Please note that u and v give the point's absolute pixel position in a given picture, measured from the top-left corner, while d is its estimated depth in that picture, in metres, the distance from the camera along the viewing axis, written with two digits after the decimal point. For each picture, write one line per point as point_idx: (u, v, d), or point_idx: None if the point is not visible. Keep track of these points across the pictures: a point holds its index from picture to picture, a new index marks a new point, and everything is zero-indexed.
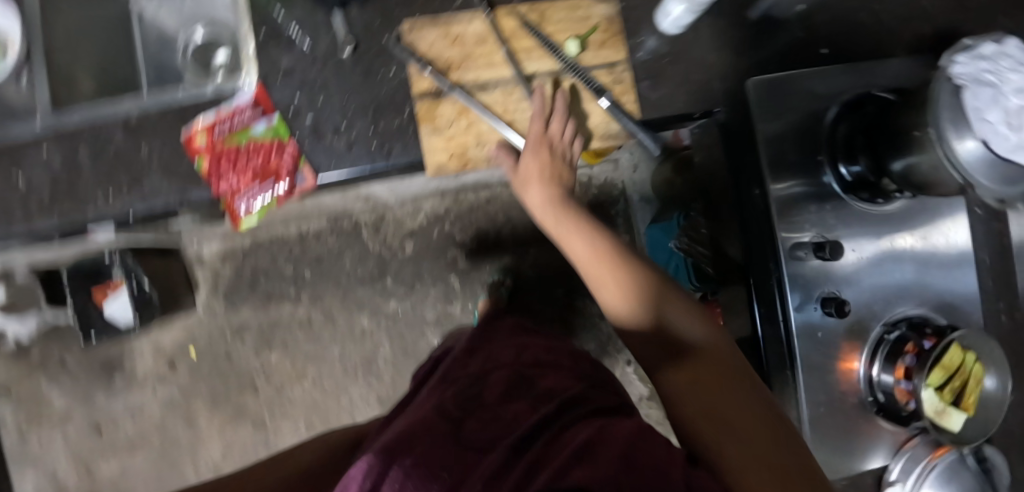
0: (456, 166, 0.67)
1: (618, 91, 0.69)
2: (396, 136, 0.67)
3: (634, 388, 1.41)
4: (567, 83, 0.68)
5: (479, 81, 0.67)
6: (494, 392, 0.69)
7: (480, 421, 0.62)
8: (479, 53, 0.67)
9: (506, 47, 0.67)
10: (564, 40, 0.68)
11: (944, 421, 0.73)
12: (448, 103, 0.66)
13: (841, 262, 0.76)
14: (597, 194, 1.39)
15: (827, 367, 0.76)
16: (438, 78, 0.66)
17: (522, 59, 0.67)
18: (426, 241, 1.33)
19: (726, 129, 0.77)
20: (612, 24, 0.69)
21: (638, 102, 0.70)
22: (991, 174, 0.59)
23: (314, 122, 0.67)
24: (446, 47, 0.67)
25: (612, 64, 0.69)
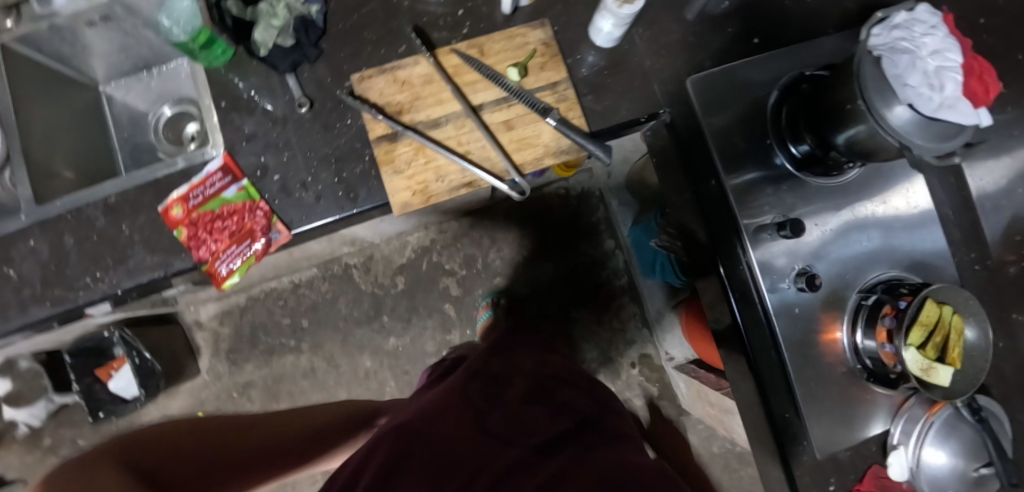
0: (420, 201, 0.70)
1: (565, 108, 0.72)
2: (361, 181, 0.70)
3: (642, 390, 1.42)
4: (515, 108, 0.72)
5: (432, 119, 0.71)
6: (516, 396, 0.83)
7: (503, 417, 0.77)
8: (427, 93, 0.71)
9: (451, 83, 0.70)
10: (505, 69, 0.72)
11: (935, 378, 0.73)
12: (404, 144, 0.70)
13: (806, 239, 0.78)
14: (576, 205, 1.42)
15: (810, 341, 0.78)
16: (392, 121, 0.69)
17: (468, 93, 0.71)
18: (416, 274, 1.36)
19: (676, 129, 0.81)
20: (549, 47, 0.73)
21: (585, 116, 0.73)
22: (924, 134, 0.62)
23: (281, 180, 0.70)
24: (396, 91, 0.71)
25: (554, 84, 0.73)
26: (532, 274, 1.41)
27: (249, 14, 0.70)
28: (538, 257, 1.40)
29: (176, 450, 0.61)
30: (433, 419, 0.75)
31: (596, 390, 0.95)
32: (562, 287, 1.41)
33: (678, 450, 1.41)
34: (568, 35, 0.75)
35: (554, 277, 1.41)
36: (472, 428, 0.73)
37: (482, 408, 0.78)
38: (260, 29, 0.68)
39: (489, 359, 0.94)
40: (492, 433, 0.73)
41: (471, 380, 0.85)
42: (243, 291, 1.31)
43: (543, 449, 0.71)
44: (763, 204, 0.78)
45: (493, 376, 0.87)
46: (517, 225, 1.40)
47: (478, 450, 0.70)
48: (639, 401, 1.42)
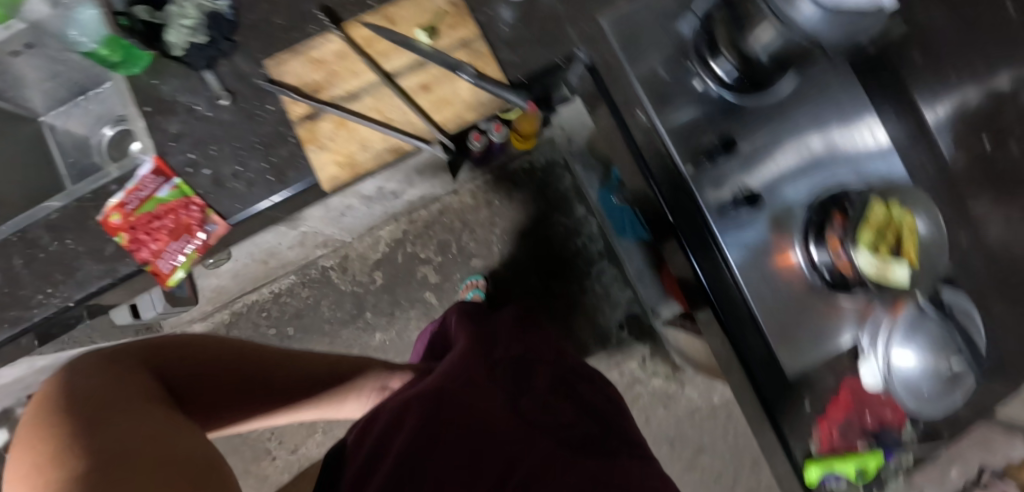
0: (348, 175, 0.73)
1: (480, 64, 0.72)
2: (290, 164, 0.71)
3: (634, 351, 1.42)
4: (431, 72, 0.73)
5: (351, 94, 0.72)
6: (543, 389, 0.92)
7: (534, 404, 0.86)
8: (342, 69, 0.72)
9: (365, 56, 0.72)
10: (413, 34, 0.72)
11: (894, 277, 0.72)
12: (325, 120, 0.71)
13: (747, 158, 0.81)
14: (543, 176, 1.42)
15: (762, 261, 0.78)
16: (309, 100, 0.71)
17: (382, 63, 0.72)
18: (393, 268, 1.37)
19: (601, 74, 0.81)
20: (459, 8, 0.72)
21: (502, 70, 0.73)
22: (834, 24, 0.67)
23: (213, 174, 0.71)
24: (310, 71, 0.72)
25: (466, 41, 0.72)
26: (509, 251, 1.41)
27: (158, 17, 0.70)
28: (511, 233, 1.41)
29: (209, 367, 0.67)
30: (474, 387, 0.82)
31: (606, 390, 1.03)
32: (540, 260, 1.42)
33: (678, 405, 1.41)
34: None
35: (530, 250, 1.41)
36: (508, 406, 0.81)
37: (518, 395, 0.87)
38: (172, 31, 0.69)
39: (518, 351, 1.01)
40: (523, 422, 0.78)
41: (501, 367, 0.94)
42: (226, 307, 1.33)
43: (569, 441, 0.79)
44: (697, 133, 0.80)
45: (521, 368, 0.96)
46: (487, 204, 1.40)
47: (519, 423, 0.77)
48: (633, 363, 1.42)
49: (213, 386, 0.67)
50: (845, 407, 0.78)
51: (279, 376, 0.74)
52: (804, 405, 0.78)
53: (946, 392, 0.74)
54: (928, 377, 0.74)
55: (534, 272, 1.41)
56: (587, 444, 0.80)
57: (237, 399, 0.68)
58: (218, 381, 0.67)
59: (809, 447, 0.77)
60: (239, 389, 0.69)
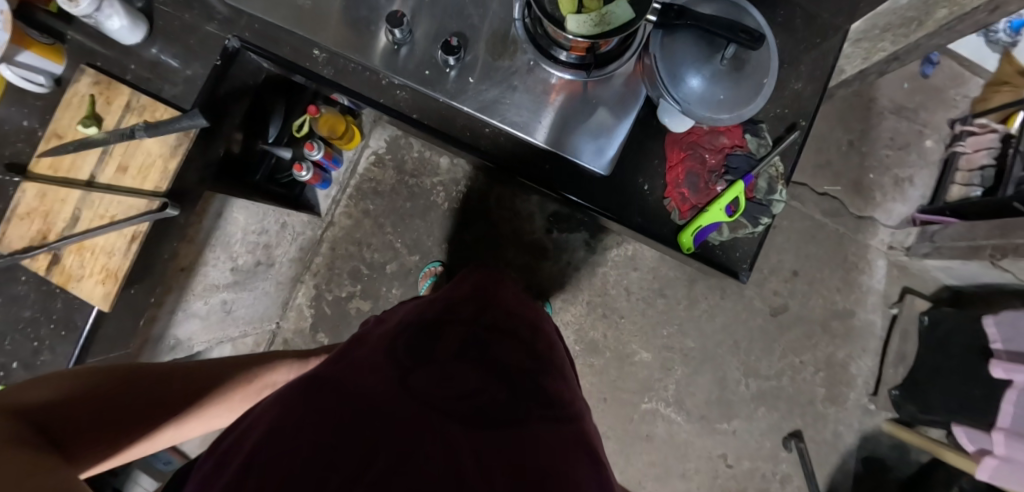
0: (115, 284, 0.71)
1: (150, 115, 0.72)
2: (72, 309, 0.73)
3: (576, 241, 1.38)
4: (115, 150, 0.72)
5: (70, 218, 0.72)
6: (454, 348, 0.65)
7: (435, 375, 0.59)
8: (50, 204, 0.72)
9: (59, 180, 0.72)
10: (80, 133, 0.72)
11: (613, 19, 0.64)
12: (66, 255, 0.71)
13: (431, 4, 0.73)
14: (392, 157, 1.38)
15: (522, 97, 0.72)
16: (42, 249, 0.72)
17: (76, 174, 0.72)
18: (329, 322, 1.36)
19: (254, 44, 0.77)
20: (104, 83, 0.73)
21: (171, 106, 0.73)
22: None
23: (20, 362, 0.73)
24: (26, 224, 0.72)
25: (128, 105, 0.72)
26: (412, 238, 1.38)
27: None
28: (403, 223, 1.38)
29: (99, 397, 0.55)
30: (352, 373, 0.57)
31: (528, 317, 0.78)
32: (443, 226, 1.38)
33: (643, 258, 1.37)
34: (111, 58, 0.75)
35: (430, 226, 1.38)
36: (391, 387, 0.55)
37: (416, 365, 0.60)
38: None
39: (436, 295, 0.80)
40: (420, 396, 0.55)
41: (404, 330, 0.67)
42: None
43: (470, 415, 0.55)
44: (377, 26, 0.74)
45: (434, 324, 0.69)
46: (365, 214, 1.37)
47: (395, 415, 0.52)
48: (583, 250, 1.37)
49: (106, 409, 0.54)
50: (688, 168, 0.74)
51: (162, 397, 0.61)
52: (643, 187, 0.75)
53: (741, 82, 0.68)
54: (712, 85, 0.67)
55: (446, 239, 1.38)
56: (487, 423, 0.55)
57: (123, 426, 0.55)
58: (99, 406, 0.54)
59: (673, 225, 0.75)
60: (134, 410, 0.57)
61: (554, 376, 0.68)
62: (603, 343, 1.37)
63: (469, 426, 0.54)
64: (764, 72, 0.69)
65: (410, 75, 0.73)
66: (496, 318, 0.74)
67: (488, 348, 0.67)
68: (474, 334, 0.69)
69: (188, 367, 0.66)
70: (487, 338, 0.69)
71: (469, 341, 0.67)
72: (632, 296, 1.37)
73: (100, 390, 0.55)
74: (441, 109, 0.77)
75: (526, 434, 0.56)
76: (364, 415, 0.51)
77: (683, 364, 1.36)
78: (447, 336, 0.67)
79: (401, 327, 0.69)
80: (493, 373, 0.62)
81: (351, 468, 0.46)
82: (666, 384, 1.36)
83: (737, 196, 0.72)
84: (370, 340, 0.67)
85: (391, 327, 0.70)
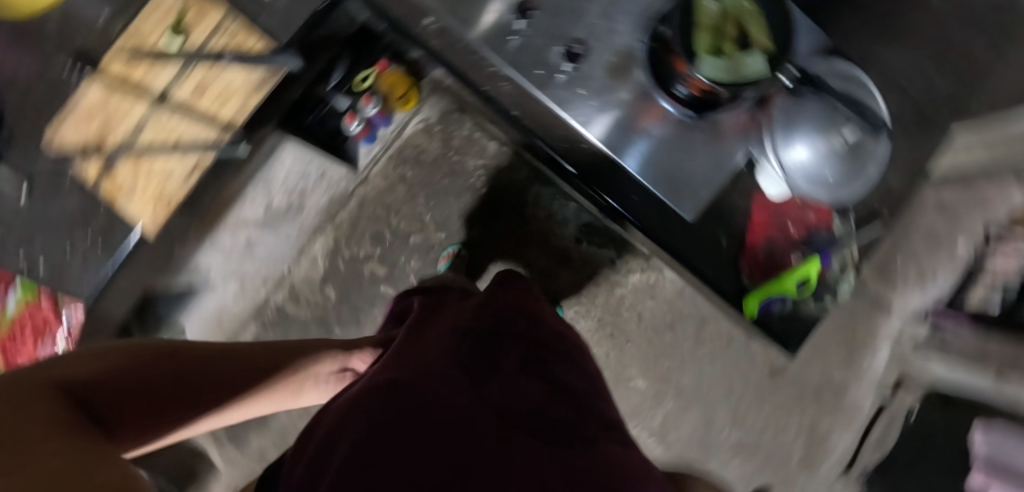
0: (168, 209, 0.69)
1: (244, 40, 0.69)
2: (112, 223, 0.69)
3: (602, 257, 1.37)
4: (196, 71, 0.68)
5: (134, 128, 0.68)
6: (513, 360, 0.62)
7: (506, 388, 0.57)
8: (113, 108, 0.67)
9: (127, 86, 0.67)
10: (163, 42, 0.67)
11: (742, 70, 0.62)
12: (121, 166, 0.68)
13: (563, 2, 0.71)
14: (441, 125, 1.34)
15: (625, 122, 0.71)
16: (96, 154, 0.67)
17: (147, 84, 0.68)
18: (340, 277, 1.35)
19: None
20: None
21: (263, 39, 0.69)
22: None
23: (46, 263, 0.68)
24: (84, 124, 0.67)
25: (218, 25, 0.68)
26: (441, 213, 1.35)
27: None
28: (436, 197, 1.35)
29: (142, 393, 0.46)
30: (422, 379, 0.54)
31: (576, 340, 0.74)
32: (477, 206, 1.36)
33: (663, 289, 1.37)
34: None
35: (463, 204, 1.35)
36: (466, 399, 0.52)
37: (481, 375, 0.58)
38: None
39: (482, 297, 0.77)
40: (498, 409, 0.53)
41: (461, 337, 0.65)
42: None
43: (548, 431, 0.52)
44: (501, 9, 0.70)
45: (487, 332, 0.67)
46: (401, 180, 1.34)
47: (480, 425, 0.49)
48: (607, 267, 1.37)
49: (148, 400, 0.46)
50: (771, 232, 0.73)
51: (213, 376, 0.53)
52: (721, 241, 0.73)
53: (850, 166, 0.66)
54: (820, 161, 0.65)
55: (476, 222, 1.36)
56: (565, 438, 0.52)
57: (164, 412, 0.47)
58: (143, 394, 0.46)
59: (742, 283, 0.74)
60: (182, 392, 0.50)
61: (606, 397, 0.66)
62: (603, 360, 1.38)
63: (546, 437, 0.51)
64: (874, 162, 0.67)
65: (520, 69, 0.70)
66: (548, 334, 0.72)
67: (546, 361, 0.64)
68: (532, 346, 0.66)
69: (236, 350, 0.58)
70: (544, 354, 0.66)
71: (527, 354, 0.64)
72: (642, 323, 1.38)
73: (137, 368, 0.47)
74: (538, 112, 0.75)
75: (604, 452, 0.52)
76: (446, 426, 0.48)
77: (675, 399, 1.38)
78: (502, 345, 0.65)
79: (454, 331, 0.66)
80: (554, 387, 0.60)
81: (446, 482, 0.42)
82: (653, 413, 1.38)
83: (808, 274, 0.71)
84: (425, 343, 0.65)
85: (444, 330, 0.67)
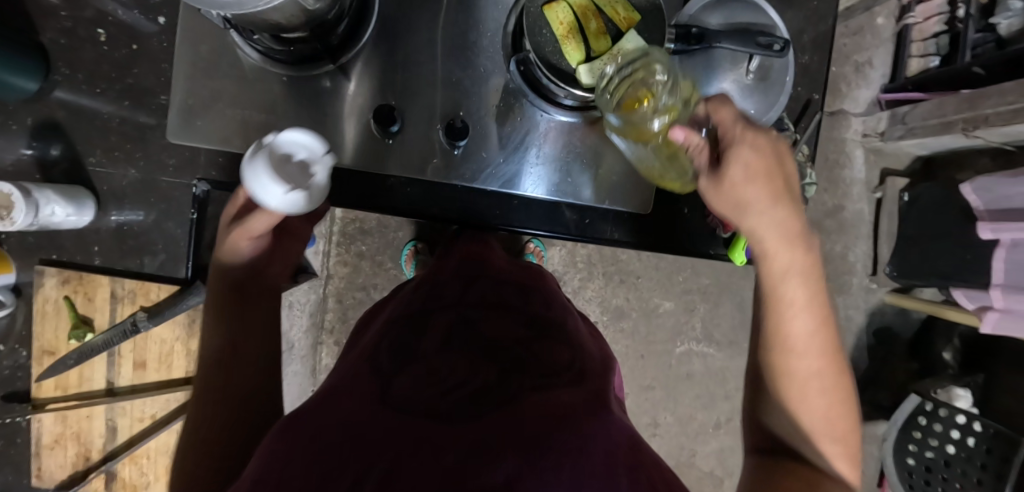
0: None
1: (146, 297, 0.68)
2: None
3: None
4: (125, 346, 0.70)
5: (105, 431, 0.71)
6: (450, 361, 0.52)
7: (445, 382, 0.49)
8: (75, 422, 0.70)
9: (74, 399, 0.70)
10: (75, 343, 0.68)
11: None
12: (118, 467, 0.71)
13: (439, 92, 0.71)
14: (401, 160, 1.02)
15: (558, 159, 0.74)
16: (94, 470, 0.71)
17: (92, 388, 0.71)
18: None
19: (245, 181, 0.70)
20: (70, 281, 0.67)
21: (166, 284, 0.69)
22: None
23: None
24: (60, 453, 0.70)
25: (112, 296, 0.68)
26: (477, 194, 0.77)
27: None
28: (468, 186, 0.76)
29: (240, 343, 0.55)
30: (351, 402, 0.48)
31: (709, 190, 0.46)
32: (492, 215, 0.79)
33: None
34: (64, 247, 0.67)
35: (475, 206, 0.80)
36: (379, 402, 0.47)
37: (454, 406, 0.46)
38: None
39: (424, 277, 0.72)
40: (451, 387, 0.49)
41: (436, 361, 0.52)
42: None
43: (493, 399, 0.47)
44: (364, 115, 0.70)
45: (460, 318, 0.59)
46: (359, 257, 1.21)
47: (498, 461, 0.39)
48: None
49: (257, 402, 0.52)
50: None
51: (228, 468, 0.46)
52: (684, 211, 0.80)
53: (767, 93, 0.65)
54: (303, 207, 0.52)
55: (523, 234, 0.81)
56: (489, 402, 0.47)
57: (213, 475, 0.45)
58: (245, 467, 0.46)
59: (721, 239, 0.79)
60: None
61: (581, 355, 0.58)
62: (627, 306, 1.36)
63: (469, 405, 0.46)
64: (784, 77, 0.66)
65: (440, 163, 0.72)
66: (519, 319, 0.61)
67: (496, 343, 0.55)
68: (509, 329, 0.58)
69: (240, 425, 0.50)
70: (472, 314, 0.60)
71: (455, 327, 0.57)
72: (642, 256, 1.35)
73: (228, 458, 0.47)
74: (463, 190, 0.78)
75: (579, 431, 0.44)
76: (399, 429, 0.43)
77: (704, 301, 1.38)
78: (435, 345, 0.54)
79: (391, 337, 0.58)
80: (487, 360, 0.52)
81: (422, 454, 0.40)
82: (692, 324, 1.38)
83: None
84: (364, 348, 0.59)
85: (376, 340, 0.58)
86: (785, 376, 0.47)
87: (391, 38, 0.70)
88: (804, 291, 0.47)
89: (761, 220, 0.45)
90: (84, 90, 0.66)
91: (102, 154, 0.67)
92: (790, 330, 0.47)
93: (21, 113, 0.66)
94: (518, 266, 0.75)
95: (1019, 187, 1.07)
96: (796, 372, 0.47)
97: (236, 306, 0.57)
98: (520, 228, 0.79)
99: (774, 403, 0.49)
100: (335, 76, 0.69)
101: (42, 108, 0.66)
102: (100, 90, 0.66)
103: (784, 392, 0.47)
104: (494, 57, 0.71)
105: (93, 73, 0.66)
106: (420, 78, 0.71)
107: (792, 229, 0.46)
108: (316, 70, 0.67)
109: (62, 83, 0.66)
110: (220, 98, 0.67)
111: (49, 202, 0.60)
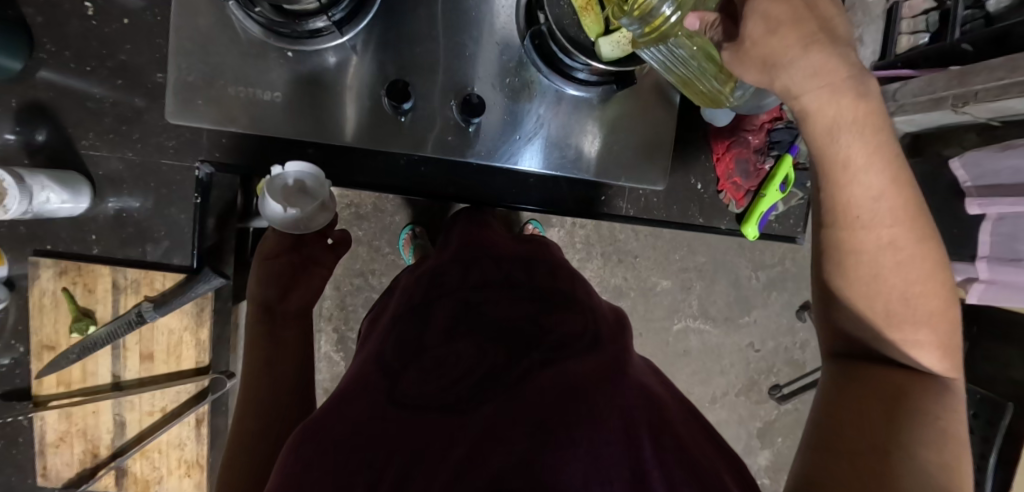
0: (200, 473, 0.72)
1: (149, 287, 0.67)
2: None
3: None
4: (129, 338, 0.69)
5: (114, 425, 0.70)
6: (456, 348, 0.51)
7: (455, 372, 0.48)
8: (80, 418, 0.69)
9: (77, 394, 0.68)
10: (77, 337, 0.67)
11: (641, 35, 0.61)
12: (129, 463, 0.70)
13: (449, 65, 0.69)
14: None
15: (572, 136, 0.73)
16: (103, 467, 0.70)
17: (96, 383, 0.69)
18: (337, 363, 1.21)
19: (253, 162, 0.69)
20: (69, 272, 0.66)
21: (170, 274, 0.67)
22: None
23: None
24: (66, 451, 0.69)
25: (114, 286, 0.67)
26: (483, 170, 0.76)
27: None
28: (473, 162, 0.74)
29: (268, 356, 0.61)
30: (360, 402, 0.48)
31: (733, 62, 0.41)
32: (504, 188, 0.77)
33: None
34: (60, 237, 0.66)
35: (492, 179, 0.77)
36: (389, 400, 0.47)
37: (466, 397, 0.46)
38: None
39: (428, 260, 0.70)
40: (460, 376, 0.48)
41: (444, 348, 0.51)
42: None
43: (503, 382, 0.47)
44: (371, 93, 0.68)
45: (464, 299, 0.57)
46: (356, 241, 1.17)
47: (510, 446, 0.40)
48: None
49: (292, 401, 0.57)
50: (733, 157, 0.74)
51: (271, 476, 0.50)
52: (697, 186, 0.80)
53: None
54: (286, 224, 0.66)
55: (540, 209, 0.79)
56: (499, 388, 0.46)
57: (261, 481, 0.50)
58: None
59: (733, 214, 0.80)
60: None
61: (597, 322, 0.55)
62: (626, 285, 1.37)
63: (479, 392, 0.46)
64: None
65: (452, 144, 0.71)
66: (525, 292, 0.58)
67: (501, 320, 0.54)
68: (517, 303, 0.56)
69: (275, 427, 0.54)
70: (478, 294, 0.58)
71: (457, 310, 0.56)
72: (640, 235, 1.35)
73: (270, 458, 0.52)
74: (474, 168, 0.76)
75: (593, 403, 0.43)
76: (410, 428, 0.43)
77: (700, 279, 1.39)
78: (441, 331, 0.53)
79: (396, 329, 0.56)
80: (496, 342, 0.51)
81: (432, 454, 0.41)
82: (689, 302, 1.40)
83: (787, 173, 0.74)
84: (372, 341, 0.58)
85: (384, 331, 0.57)
86: (850, 257, 0.41)
87: (394, 12, 0.67)
88: (863, 143, 0.38)
89: (790, 75, 0.38)
90: (72, 69, 0.63)
91: (96, 138, 0.64)
92: (851, 198, 0.39)
93: (5, 95, 0.62)
94: (525, 239, 0.73)
95: (1006, 162, 0.92)
96: (864, 250, 0.40)
97: (264, 319, 0.64)
98: (519, 205, 0.78)
99: (840, 304, 0.43)
100: (338, 52, 0.66)
101: (26, 89, 0.62)
102: (90, 68, 0.63)
103: (852, 278, 0.41)
104: (500, 29, 0.69)
105: (82, 50, 0.63)
106: (427, 53, 0.68)
107: (833, 72, 0.37)
108: (321, 45, 0.64)
109: (47, 62, 0.62)
110: (219, 76, 0.64)
111: (47, 193, 0.59)
